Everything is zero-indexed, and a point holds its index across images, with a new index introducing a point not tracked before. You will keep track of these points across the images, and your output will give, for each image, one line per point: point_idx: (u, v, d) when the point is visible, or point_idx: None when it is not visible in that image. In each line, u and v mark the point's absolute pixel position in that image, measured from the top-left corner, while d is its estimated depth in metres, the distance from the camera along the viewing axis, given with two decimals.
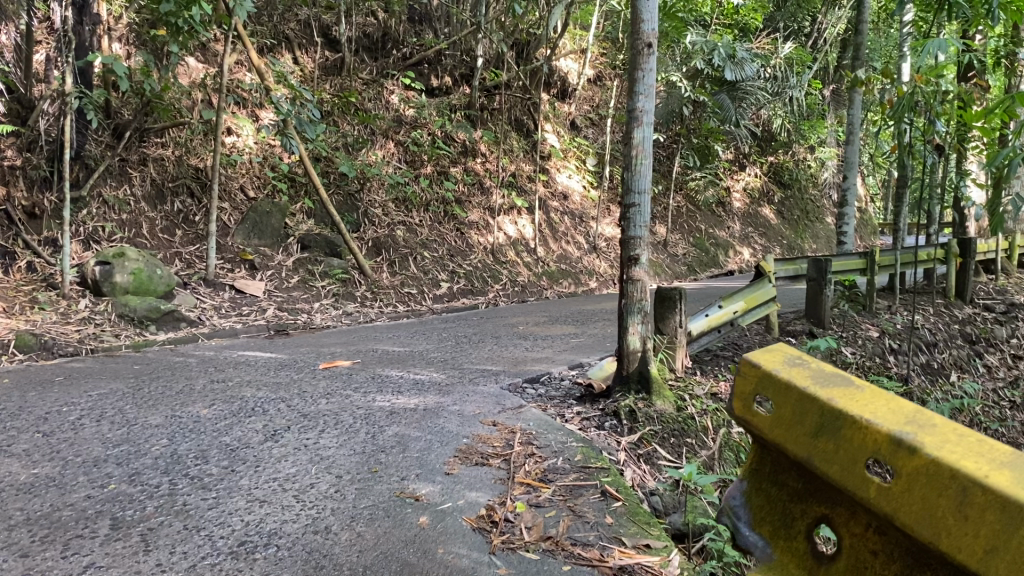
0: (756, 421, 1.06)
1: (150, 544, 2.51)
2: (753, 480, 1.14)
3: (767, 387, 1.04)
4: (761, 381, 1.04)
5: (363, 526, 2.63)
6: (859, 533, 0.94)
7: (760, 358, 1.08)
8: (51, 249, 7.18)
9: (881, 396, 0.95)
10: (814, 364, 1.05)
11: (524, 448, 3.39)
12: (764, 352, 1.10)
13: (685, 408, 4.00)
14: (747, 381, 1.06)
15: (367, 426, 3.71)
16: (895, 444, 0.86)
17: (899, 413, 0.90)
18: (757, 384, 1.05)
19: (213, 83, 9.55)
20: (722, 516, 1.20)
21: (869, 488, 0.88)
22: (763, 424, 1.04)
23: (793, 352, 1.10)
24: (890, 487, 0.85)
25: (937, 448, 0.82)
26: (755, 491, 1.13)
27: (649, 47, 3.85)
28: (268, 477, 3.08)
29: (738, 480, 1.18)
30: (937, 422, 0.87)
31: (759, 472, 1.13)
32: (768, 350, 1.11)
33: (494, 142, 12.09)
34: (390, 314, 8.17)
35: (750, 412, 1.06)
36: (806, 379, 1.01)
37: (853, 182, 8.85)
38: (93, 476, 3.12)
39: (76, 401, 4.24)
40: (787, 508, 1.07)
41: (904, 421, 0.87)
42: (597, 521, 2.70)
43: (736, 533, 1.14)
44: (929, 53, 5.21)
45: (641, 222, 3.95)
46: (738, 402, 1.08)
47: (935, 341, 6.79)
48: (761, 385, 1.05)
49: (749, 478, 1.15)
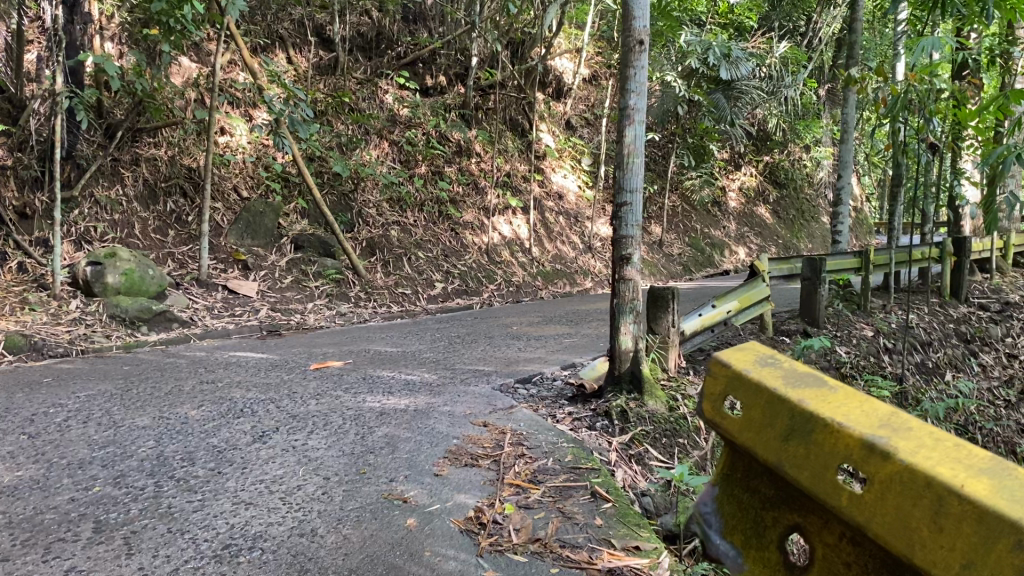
0: (726, 424, 1.03)
1: (133, 547, 2.48)
2: (726, 486, 1.11)
3: (737, 388, 1.01)
4: (732, 381, 1.02)
5: (350, 529, 2.59)
6: (832, 543, 0.91)
7: (732, 359, 1.06)
8: (42, 249, 7.14)
9: (855, 398, 0.93)
10: (785, 365, 1.03)
11: (514, 448, 3.36)
12: (736, 352, 1.09)
13: (678, 408, 3.97)
14: (719, 382, 1.04)
15: (357, 428, 3.68)
16: (868, 448, 0.83)
17: (872, 416, 0.87)
18: (728, 386, 1.03)
19: (206, 82, 9.51)
20: (694, 523, 1.18)
21: (840, 496, 0.85)
22: (733, 425, 1.02)
23: (766, 352, 1.07)
24: (862, 495, 0.82)
25: (910, 454, 0.79)
26: (727, 498, 1.10)
27: (640, 45, 3.82)
28: (255, 479, 3.05)
29: (709, 485, 1.15)
30: (911, 426, 0.84)
31: (731, 478, 1.10)
32: (740, 351, 1.09)
33: (488, 141, 12.05)
34: (384, 314, 8.14)
35: (721, 414, 1.04)
36: (776, 379, 0.98)
37: (848, 181, 8.84)
38: (77, 478, 3.08)
39: (64, 402, 4.21)
40: (760, 515, 1.04)
41: (877, 425, 0.85)
42: (586, 523, 2.67)
43: (707, 542, 1.11)
44: (922, 51, 5.18)
45: (634, 221, 3.92)
46: (709, 403, 1.05)
47: (930, 340, 6.77)
48: (732, 386, 1.02)
49: (721, 484, 1.12)
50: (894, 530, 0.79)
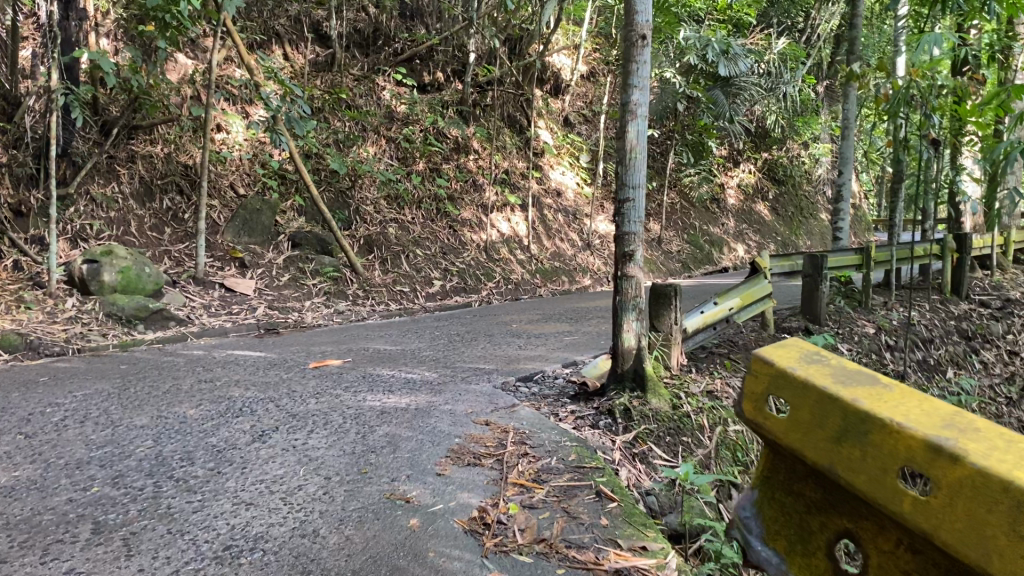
0: (772, 426, 1.01)
1: (132, 548, 2.43)
2: (765, 488, 1.08)
3: (779, 385, 0.99)
4: (775, 379, 1.00)
5: (352, 529, 2.55)
6: (888, 551, 0.88)
7: (773, 356, 1.04)
8: (37, 247, 7.08)
9: (911, 397, 0.90)
10: (834, 362, 1.01)
11: (516, 448, 3.32)
12: (778, 349, 1.07)
13: (681, 406, 3.93)
14: (761, 380, 1.03)
15: (357, 427, 3.64)
16: (933, 452, 0.79)
17: (932, 416, 0.84)
18: (770, 383, 1.01)
19: (202, 79, 9.45)
20: (734, 528, 1.16)
21: (902, 502, 0.82)
22: (779, 426, 0.99)
23: (809, 350, 1.06)
24: (927, 500, 0.79)
25: (984, 456, 0.75)
26: (766, 504, 1.08)
27: (643, 39, 3.77)
28: (255, 479, 3.01)
29: (749, 489, 1.13)
30: (978, 426, 0.81)
31: (771, 480, 1.07)
32: (783, 348, 1.08)
33: (487, 138, 12.01)
34: (382, 312, 8.10)
35: (764, 415, 1.02)
36: (825, 379, 0.96)
37: (848, 177, 8.82)
38: (75, 478, 3.04)
39: (60, 401, 4.16)
40: (804, 519, 1.01)
41: (940, 425, 0.81)
42: (592, 523, 2.63)
43: (747, 548, 1.09)
44: (925, 47, 5.14)
45: (637, 218, 3.88)
46: (751, 404, 1.04)
47: (932, 337, 6.75)
48: (775, 383, 1.00)
49: (760, 487, 1.10)
50: (961, 540, 0.76)
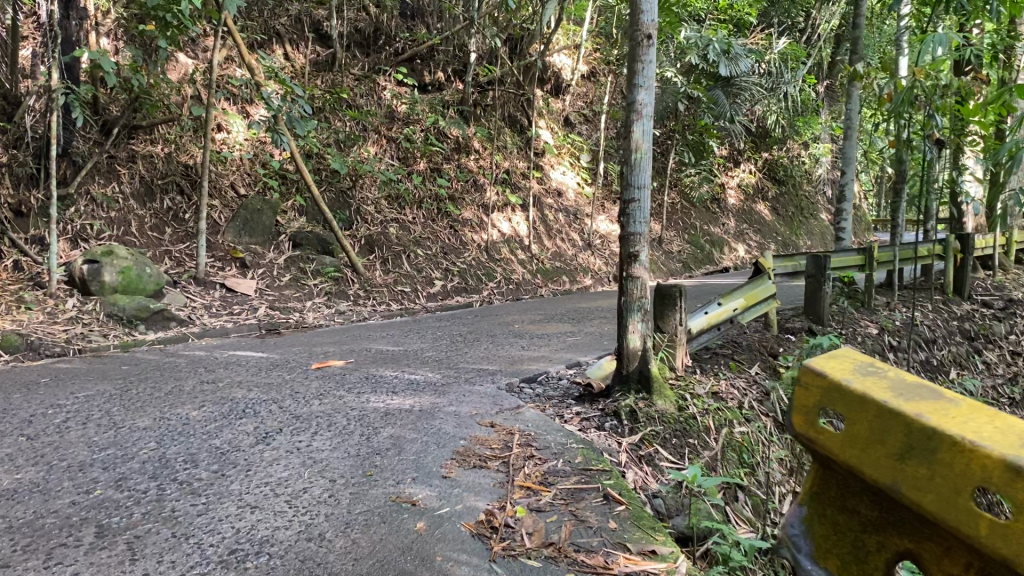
0: (826, 440, 0.99)
1: (137, 552, 2.41)
2: (816, 502, 1.07)
3: (833, 397, 0.98)
4: (830, 392, 0.98)
5: (358, 533, 2.53)
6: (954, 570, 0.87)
7: (826, 367, 1.01)
8: (38, 248, 7.05)
9: (975, 412, 0.88)
10: (889, 373, 0.99)
11: (522, 450, 3.30)
12: (827, 360, 1.05)
13: (687, 408, 3.91)
14: (813, 394, 1.00)
15: (362, 428, 3.61)
16: (1011, 474, 0.78)
17: (1003, 435, 0.83)
18: (822, 397, 0.99)
19: (202, 78, 9.42)
20: (781, 544, 1.14)
21: (978, 524, 0.81)
22: (833, 442, 0.98)
23: (861, 361, 1.04)
24: (1004, 525, 0.78)
25: None
26: (818, 519, 1.07)
27: (649, 39, 3.75)
28: (259, 481, 2.99)
29: (799, 501, 1.11)
30: None
31: (823, 495, 1.06)
32: (834, 359, 1.06)
33: (487, 138, 11.98)
34: (383, 312, 8.08)
35: (817, 429, 1.00)
36: (883, 392, 0.93)
37: (851, 177, 8.81)
38: (78, 481, 3.02)
39: (63, 403, 4.14)
40: (860, 535, 1.00)
41: (1015, 445, 0.80)
42: (600, 526, 2.61)
43: (799, 563, 1.09)
44: (929, 46, 5.12)
45: (642, 218, 3.87)
46: (805, 417, 1.02)
47: (935, 338, 6.73)
48: (829, 398, 0.98)
49: (812, 500, 1.08)
50: None
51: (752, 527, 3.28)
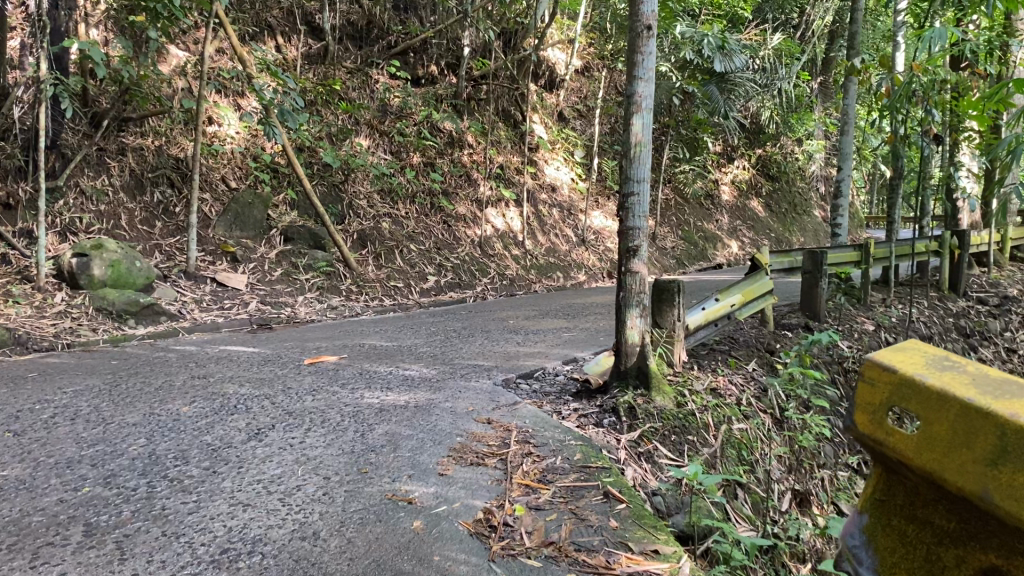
0: (896, 443, 0.86)
1: (126, 551, 2.35)
2: (877, 513, 0.96)
3: (904, 394, 0.84)
4: (899, 388, 0.85)
5: (353, 532, 2.47)
6: None
7: (894, 361, 0.89)
8: (26, 240, 6.95)
9: None
10: (971, 369, 0.84)
11: (520, 447, 3.24)
12: (896, 353, 0.92)
13: (685, 404, 3.86)
14: (881, 392, 0.88)
15: (356, 425, 3.55)
16: None
17: None
18: (892, 395, 0.86)
19: (193, 71, 9.31)
20: (840, 563, 1.03)
21: None
22: (906, 445, 0.84)
23: (940, 354, 0.90)
24: None
25: None
26: (883, 534, 0.94)
27: (649, 30, 3.68)
28: (251, 479, 2.92)
29: (857, 512, 0.99)
30: None
31: (887, 504, 0.94)
32: (903, 350, 0.93)
33: (481, 132, 11.92)
34: (376, 308, 8.01)
35: (886, 430, 0.87)
36: (968, 388, 0.79)
37: (847, 172, 8.76)
38: (65, 478, 2.95)
39: (50, 399, 4.06)
40: (935, 553, 0.87)
41: None
42: (601, 525, 2.56)
43: None
44: (928, 41, 5.05)
45: (641, 213, 3.81)
46: (869, 416, 0.89)
47: (931, 334, 6.71)
48: (899, 395, 0.85)
49: (872, 510, 0.97)
50: None
51: (752, 525, 3.25)
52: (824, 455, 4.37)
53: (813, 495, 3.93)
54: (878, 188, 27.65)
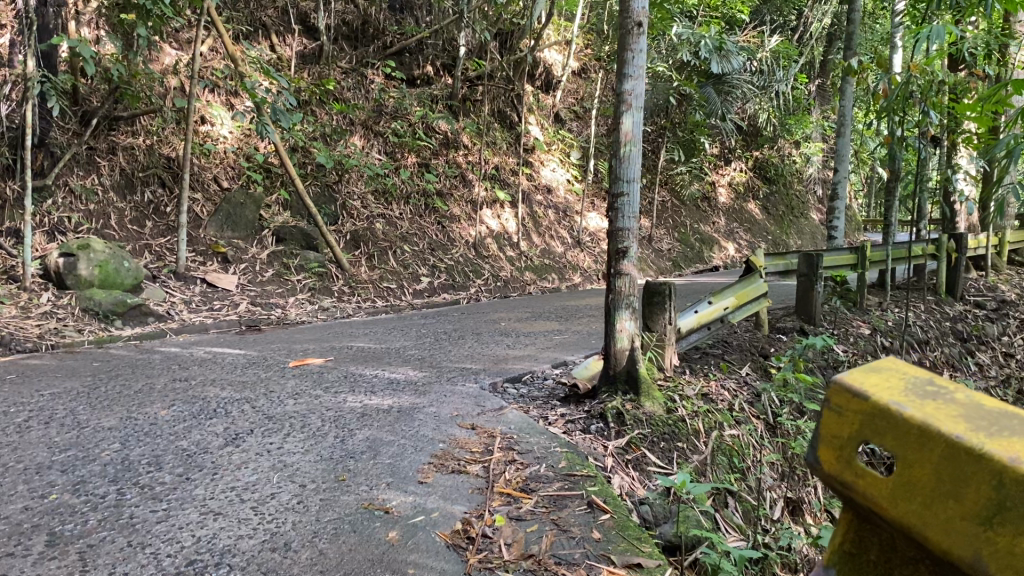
0: (868, 486, 0.78)
1: (89, 563, 2.25)
2: (846, 561, 0.87)
3: (877, 428, 0.76)
4: (873, 419, 0.77)
5: (326, 543, 2.38)
6: None
7: (867, 386, 0.80)
8: (13, 239, 6.86)
9: None
10: (956, 395, 0.75)
11: (504, 454, 3.16)
12: (869, 374, 0.83)
13: (676, 410, 3.77)
14: (850, 423, 0.80)
15: (336, 430, 3.46)
16: None
17: None
18: (863, 428, 0.78)
19: (185, 69, 9.22)
20: None
21: None
22: (881, 489, 0.76)
23: (919, 374, 0.81)
24: None
25: None
26: None
27: (639, 28, 3.59)
28: (225, 486, 2.83)
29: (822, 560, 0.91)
30: None
31: (858, 556, 0.85)
32: (874, 371, 0.84)
33: (476, 133, 11.85)
34: (368, 309, 7.91)
35: (853, 470, 0.79)
36: (953, 420, 0.70)
37: (844, 175, 8.66)
38: (33, 485, 2.85)
39: (25, 401, 3.96)
40: None
41: None
42: (583, 537, 2.47)
43: None
44: (925, 41, 4.97)
45: (631, 213, 3.73)
46: (836, 450, 0.81)
47: (927, 339, 6.62)
48: (871, 428, 0.77)
49: (840, 562, 0.88)
50: None
51: (743, 534, 3.16)
52: None
53: (807, 502, 3.84)
54: (876, 191, 27.70)
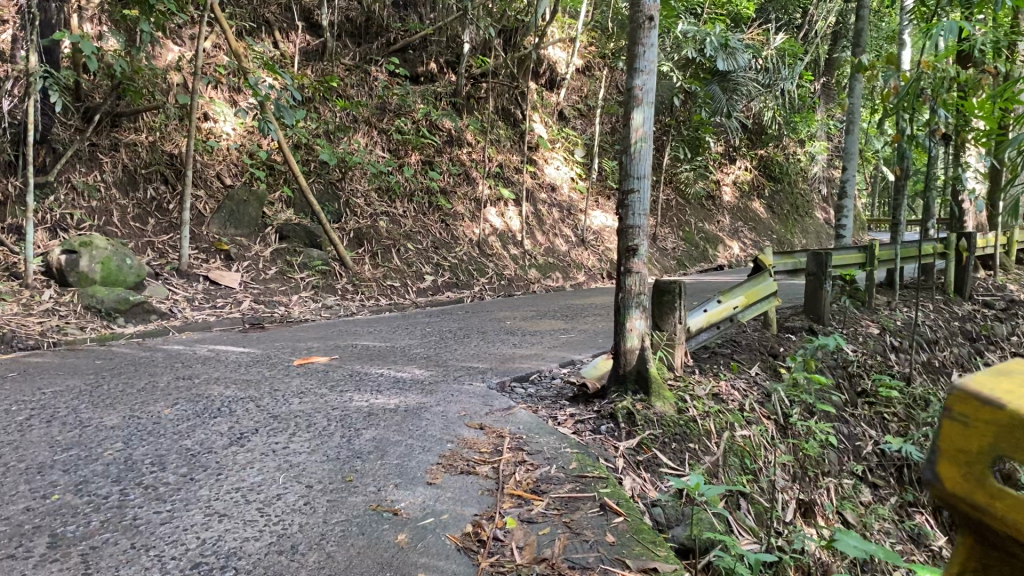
0: (1000, 505, 0.78)
1: (91, 566, 2.20)
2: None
3: (1009, 440, 0.76)
4: (1006, 430, 0.77)
5: (334, 546, 2.32)
6: None
7: (996, 394, 0.80)
8: (14, 236, 6.80)
9: None
10: None
11: (513, 455, 3.10)
12: (995, 381, 0.83)
13: (686, 410, 3.72)
14: (976, 439, 0.80)
15: (342, 430, 3.40)
16: None
17: None
18: (993, 442, 0.77)
19: (188, 66, 9.16)
20: None
21: None
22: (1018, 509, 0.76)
23: None
24: None
25: None
26: None
27: (650, 21, 3.53)
28: (230, 487, 2.78)
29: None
30: None
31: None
32: (1000, 376, 0.84)
33: (480, 131, 11.79)
34: (371, 307, 7.86)
35: (983, 488, 0.79)
36: None
37: (853, 173, 8.58)
38: (34, 485, 2.80)
39: (27, 400, 3.91)
40: None
41: None
42: (597, 540, 2.41)
43: None
44: (938, 36, 4.89)
45: (641, 210, 3.67)
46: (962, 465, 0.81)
47: (936, 339, 6.56)
48: (1002, 441, 0.77)
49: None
50: None
51: (755, 537, 3.11)
52: (829, 463, 4.23)
53: (818, 504, 3.79)
54: (880, 189, 27.65)
